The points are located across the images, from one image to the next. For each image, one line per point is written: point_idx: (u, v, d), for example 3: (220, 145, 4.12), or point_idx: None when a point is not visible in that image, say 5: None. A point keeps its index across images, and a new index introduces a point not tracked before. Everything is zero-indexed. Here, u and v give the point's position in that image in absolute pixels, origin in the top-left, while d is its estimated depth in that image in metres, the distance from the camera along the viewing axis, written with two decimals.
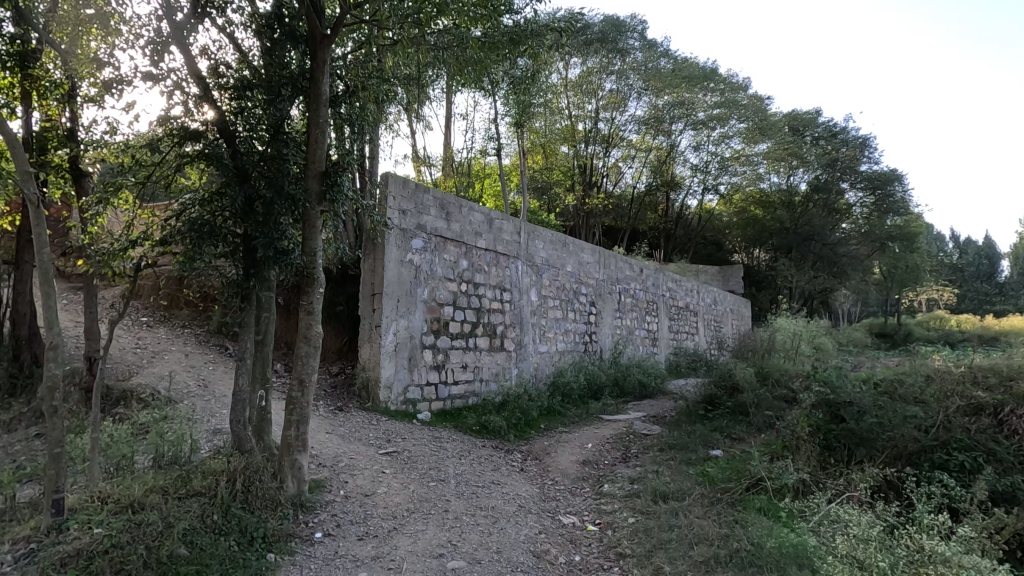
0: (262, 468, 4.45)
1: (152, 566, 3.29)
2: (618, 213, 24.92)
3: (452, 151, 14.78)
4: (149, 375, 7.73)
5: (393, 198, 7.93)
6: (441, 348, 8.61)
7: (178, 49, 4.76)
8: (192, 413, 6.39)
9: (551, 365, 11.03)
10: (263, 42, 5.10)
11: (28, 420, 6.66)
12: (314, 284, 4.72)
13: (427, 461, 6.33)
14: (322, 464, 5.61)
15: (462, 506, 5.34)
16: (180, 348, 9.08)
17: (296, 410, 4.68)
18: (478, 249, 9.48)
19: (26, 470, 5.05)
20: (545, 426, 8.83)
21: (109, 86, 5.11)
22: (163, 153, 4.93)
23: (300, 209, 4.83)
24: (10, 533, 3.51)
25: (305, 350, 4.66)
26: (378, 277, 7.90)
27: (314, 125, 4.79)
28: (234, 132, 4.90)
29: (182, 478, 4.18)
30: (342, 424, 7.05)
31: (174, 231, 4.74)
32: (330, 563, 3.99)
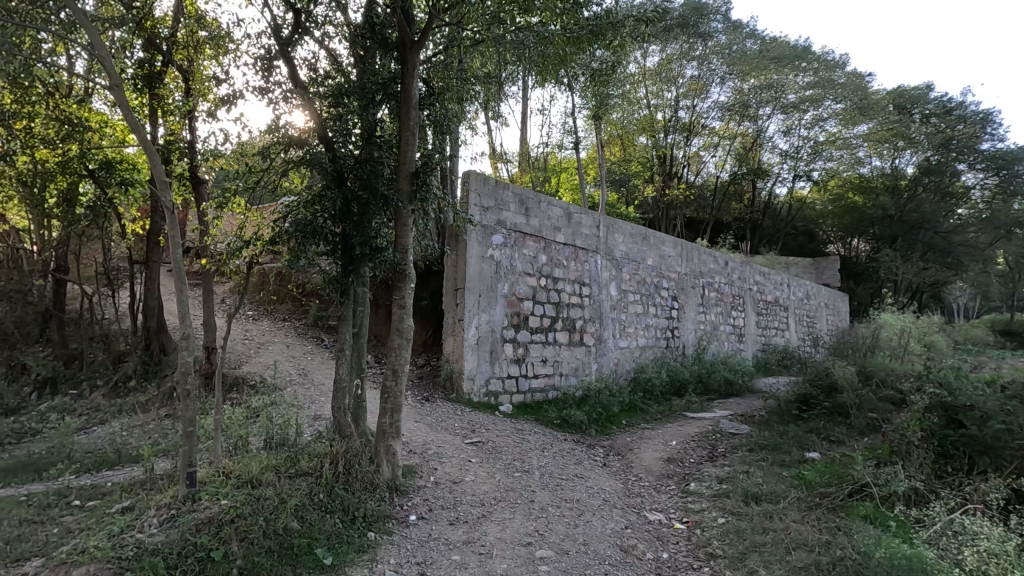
0: (361, 452, 4.75)
1: (270, 537, 3.63)
2: (700, 204, 23.99)
3: (529, 148, 14.80)
4: (257, 364, 8.44)
5: (475, 195, 8.11)
6: (522, 342, 8.74)
7: (284, 64, 5.17)
8: (295, 400, 6.92)
9: (631, 361, 10.87)
10: (357, 51, 5.41)
11: (160, 401, 7.48)
12: (405, 280, 4.95)
13: (511, 452, 6.47)
14: (413, 452, 5.88)
15: (547, 497, 5.42)
16: (282, 340, 9.83)
17: (390, 398, 4.92)
18: (557, 244, 9.50)
19: (160, 446, 5.71)
20: (627, 422, 8.72)
21: (223, 101, 5.63)
22: (271, 159, 5.41)
23: (393, 209, 5.09)
24: (154, 499, 3.97)
25: (398, 342, 4.91)
26: (460, 273, 8.12)
27: (405, 127, 5.02)
28: (331, 138, 5.23)
29: (292, 459, 4.54)
30: (429, 414, 7.35)
31: (282, 231, 5.14)
32: (424, 544, 4.22)
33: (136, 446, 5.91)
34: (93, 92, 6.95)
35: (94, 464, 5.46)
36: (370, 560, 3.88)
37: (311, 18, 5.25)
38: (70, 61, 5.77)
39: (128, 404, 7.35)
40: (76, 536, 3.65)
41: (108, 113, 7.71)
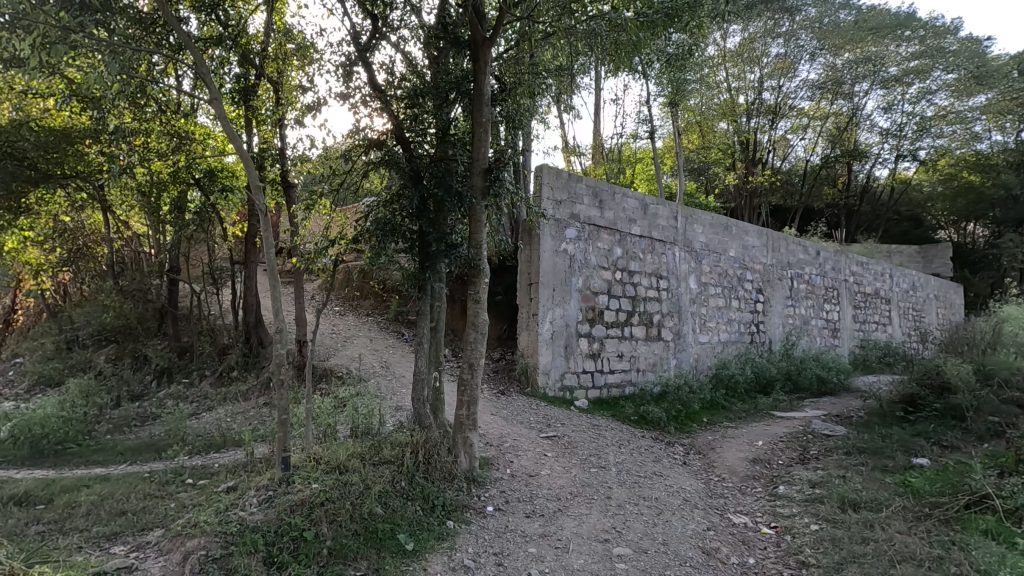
0: (439, 443, 4.88)
1: (357, 520, 3.82)
2: (787, 191, 22.55)
3: (602, 140, 14.54)
4: (343, 357, 8.91)
5: (548, 189, 8.08)
6: (597, 337, 8.63)
7: (363, 69, 5.40)
8: (378, 391, 7.24)
9: (712, 357, 10.44)
10: (431, 52, 5.55)
11: (259, 390, 8.09)
12: (480, 275, 5.03)
13: (587, 447, 6.41)
14: (489, 444, 5.98)
15: (624, 494, 5.32)
16: (366, 334, 10.31)
17: (467, 391, 5.02)
18: (633, 236, 9.27)
19: (259, 432, 6.17)
20: (708, 420, 8.38)
21: (309, 109, 5.97)
22: (352, 162, 5.67)
23: (467, 205, 5.17)
24: (254, 481, 4.31)
25: (473, 336, 5.00)
26: (534, 268, 8.14)
27: (477, 124, 5.08)
28: (407, 139, 5.40)
29: (376, 447, 4.74)
30: (504, 407, 7.43)
31: (364, 229, 5.38)
32: (501, 535, 4.28)
33: (238, 431, 6.44)
34: (198, 107, 7.60)
35: (204, 446, 6.00)
36: (449, 547, 4.00)
37: (387, 23, 5.44)
38: (179, 80, 6.33)
39: (231, 392, 8.02)
40: (189, 511, 4.03)
41: (211, 126, 8.43)
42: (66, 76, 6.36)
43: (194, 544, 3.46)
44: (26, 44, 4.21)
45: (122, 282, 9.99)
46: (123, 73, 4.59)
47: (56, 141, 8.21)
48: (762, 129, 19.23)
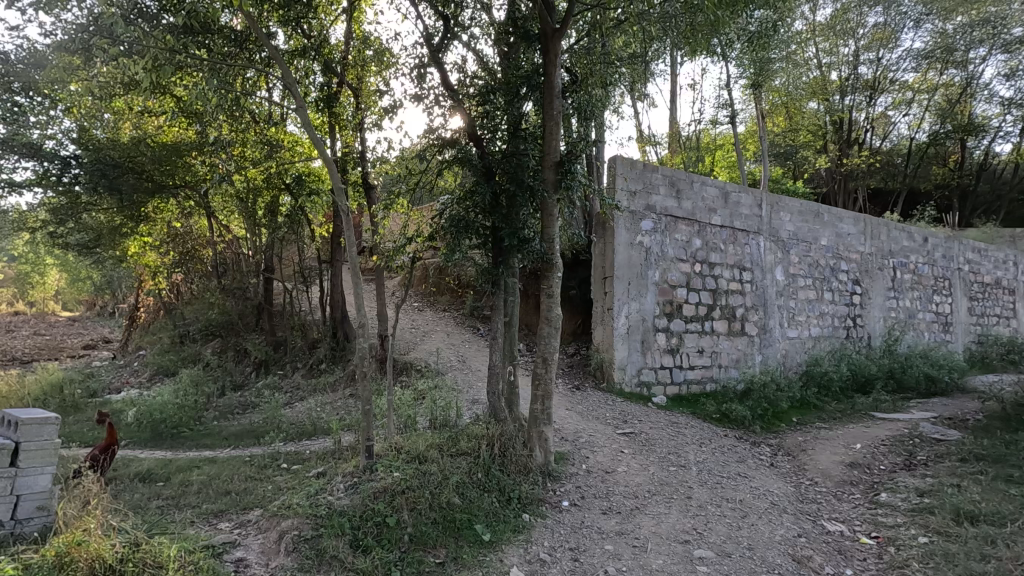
0: (515, 436, 4.92)
1: (435, 509, 3.94)
2: (888, 172, 20.67)
3: (679, 128, 13.99)
4: (422, 350, 9.22)
5: (622, 180, 7.90)
6: (675, 331, 8.35)
7: (436, 70, 5.53)
8: (455, 384, 7.43)
9: (802, 353, 9.82)
10: (501, 48, 5.58)
11: (345, 382, 8.54)
12: (553, 269, 5.01)
13: (666, 445, 6.23)
14: (565, 439, 5.96)
15: (706, 494, 5.13)
16: (443, 329, 10.60)
17: (541, 386, 5.02)
18: (713, 226, 8.87)
19: (346, 422, 6.52)
20: (798, 420, 7.88)
21: (387, 112, 6.21)
22: (428, 161, 5.83)
23: (539, 199, 5.16)
24: (341, 468, 4.55)
25: (547, 330, 4.99)
26: (609, 261, 8.00)
27: (548, 117, 5.05)
28: (479, 136, 5.47)
29: (454, 439, 4.86)
30: (580, 402, 7.37)
31: (439, 227, 5.52)
32: (577, 531, 4.26)
33: (327, 420, 6.84)
34: (287, 116, 8.11)
35: (297, 434, 6.43)
36: (525, 540, 4.04)
37: (458, 23, 5.52)
38: (270, 92, 6.77)
39: (321, 384, 8.53)
40: (284, 493, 4.33)
41: (299, 134, 8.98)
42: (173, 94, 6.99)
43: (289, 524, 3.70)
44: (140, 68, 4.67)
45: (225, 281, 10.89)
46: (221, 88, 5.00)
47: (167, 155, 9.09)
48: (859, 107, 17.71)
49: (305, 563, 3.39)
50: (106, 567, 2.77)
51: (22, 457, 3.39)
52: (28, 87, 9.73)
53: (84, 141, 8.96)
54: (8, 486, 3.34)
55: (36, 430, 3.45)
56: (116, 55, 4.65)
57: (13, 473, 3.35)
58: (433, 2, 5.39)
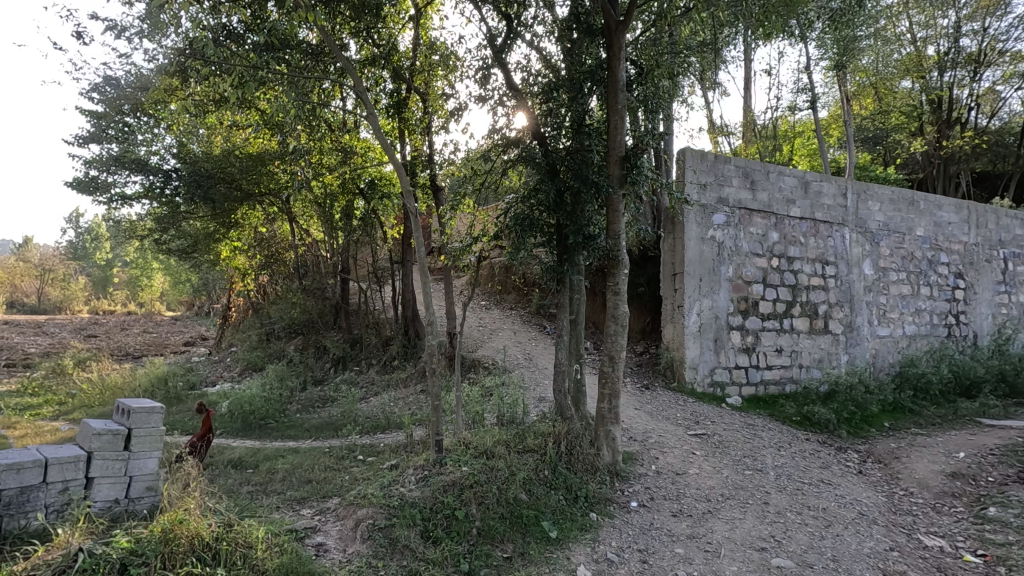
0: (581, 435, 4.89)
1: (503, 503, 4.00)
2: (997, 154, 17.93)
3: (754, 116, 13.28)
4: (489, 348, 9.34)
5: (692, 172, 7.63)
6: (751, 329, 7.98)
7: (501, 71, 5.61)
8: (522, 382, 7.49)
9: (894, 353, 9.11)
10: (565, 44, 5.56)
11: (416, 378, 8.83)
12: (618, 266, 4.95)
13: (741, 448, 5.97)
14: (633, 438, 5.85)
15: (785, 501, 4.86)
16: (510, 327, 10.69)
17: (608, 384, 4.95)
18: (792, 219, 8.39)
19: (417, 416, 6.75)
20: (890, 425, 7.30)
21: (453, 115, 6.34)
22: (493, 161, 5.91)
23: (605, 195, 5.10)
24: (412, 461, 4.71)
25: (614, 328, 4.93)
26: (678, 257, 7.76)
27: (613, 111, 4.98)
28: (544, 134, 5.48)
29: (520, 435, 4.88)
30: (649, 402, 7.22)
31: (504, 226, 5.57)
32: (646, 532, 4.18)
33: (400, 415, 7.10)
34: (360, 124, 8.47)
35: (372, 427, 6.73)
36: (592, 539, 4.02)
37: (522, 22, 5.55)
38: (343, 101, 7.08)
39: (393, 379, 8.86)
40: (360, 483, 4.54)
41: (371, 140, 9.34)
42: (257, 108, 7.47)
43: (364, 513, 3.87)
44: (229, 85, 5.06)
45: (305, 281, 11.53)
46: (300, 100, 5.33)
47: (253, 165, 9.75)
48: (961, 83, 15.38)
49: (379, 551, 3.54)
50: (205, 544, 3.02)
51: (134, 442, 3.76)
52: (135, 108, 10.76)
53: (182, 154, 9.81)
54: (123, 467, 3.72)
55: (145, 418, 3.80)
56: (208, 74, 5.05)
57: (126, 456, 3.72)
58: (497, 3, 5.46)
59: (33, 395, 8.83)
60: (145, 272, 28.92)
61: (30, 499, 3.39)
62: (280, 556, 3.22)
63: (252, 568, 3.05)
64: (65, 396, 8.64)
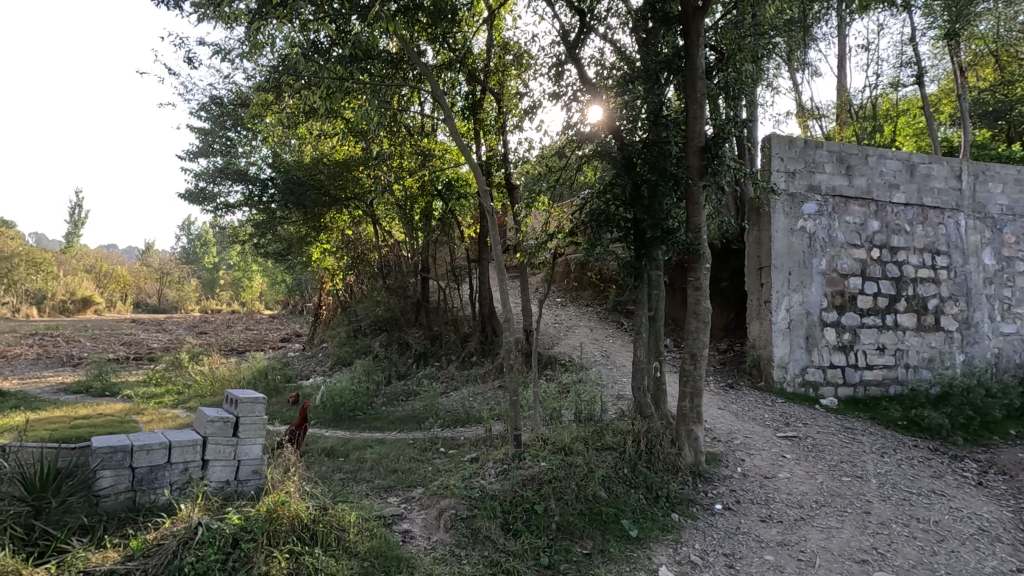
0: (662, 434, 4.78)
1: (581, 500, 4.00)
2: None
3: (849, 96, 12.29)
4: (565, 345, 9.32)
5: (779, 160, 7.19)
6: (849, 326, 7.42)
7: (575, 66, 5.61)
8: (599, 379, 7.42)
9: (1021, 352, 8.14)
10: (639, 35, 5.44)
11: (494, 373, 8.98)
12: (700, 261, 4.81)
13: (838, 452, 5.58)
14: (717, 439, 5.62)
15: (889, 511, 4.50)
16: (587, 324, 10.62)
17: (690, 382, 4.81)
18: (894, 205, 7.70)
19: (495, 411, 6.88)
20: (1017, 433, 6.52)
21: (527, 114, 6.40)
22: (568, 157, 5.90)
23: (684, 187, 4.95)
24: (492, 455, 4.81)
25: (695, 325, 4.78)
26: (764, 249, 7.37)
27: (692, 100, 4.83)
28: (620, 127, 5.36)
29: (599, 433, 4.85)
30: (734, 401, 6.91)
31: (579, 222, 5.52)
32: (732, 537, 4.03)
33: (479, 410, 7.27)
34: (437, 127, 8.72)
35: (452, 421, 6.94)
36: (675, 541, 3.92)
37: (595, 16, 5.48)
38: (422, 106, 7.33)
39: (472, 375, 9.08)
40: (442, 475, 4.71)
41: (449, 142, 9.58)
42: (343, 117, 7.93)
43: (447, 503, 3.99)
44: (318, 96, 5.41)
45: (388, 281, 12.03)
46: (381, 106, 5.62)
47: (340, 170, 10.29)
48: None
49: (462, 540, 3.65)
50: (304, 525, 3.26)
51: (241, 429, 4.12)
52: (236, 123, 11.72)
53: (277, 164, 10.66)
54: (232, 452, 4.08)
55: (250, 408, 4.16)
56: (299, 88, 5.44)
57: (235, 441, 4.08)
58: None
59: (157, 385, 9.91)
60: (246, 274, 31.31)
61: (158, 477, 3.80)
62: (371, 540, 3.41)
63: (346, 549, 3.26)
64: (182, 386, 9.61)
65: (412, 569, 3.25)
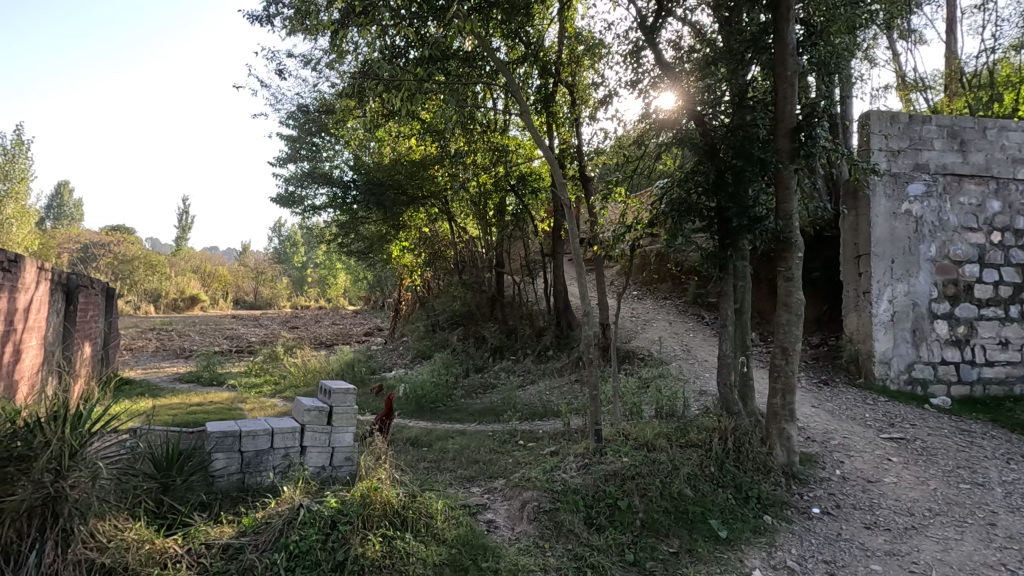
0: (750, 432, 4.57)
1: (666, 497, 3.91)
2: None
3: (962, 63, 11.10)
4: (644, 339, 9.12)
5: (880, 137, 6.66)
6: (964, 318, 6.72)
7: (653, 51, 5.46)
8: (681, 374, 7.20)
9: None
10: (722, 14, 5.18)
11: (570, 367, 8.96)
12: (792, 250, 4.52)
13: (953, 457, 5.08)
14: (812, 439, 5.29)
15: (1018, 523, 4.04)
16: (665, 317, 10.32)
17: (781, 378, 4.56)
18: (1020, 183, 6.87)
19: (573, 406, 6.86)
20: None
21: (603, 104, 6.29)
22: (646, 146, 5.74)
23: (772, 172, 4.70)
24: (572, 448, 4.80)
25: (786, 318, 4.52)
26: (863, 235, 6.84)
27: (781, 79, 4.53)
28: (701, 112, 5.15)
29: (682, 429, 4.72)
30: (829, 399, 6.46)
31: (659, 212, 5.36)
32: (832, 543, 3.78)
33: (556, 403, 7.28)
34: (510, 123, 8.77)
35: (530, 414, 7.00)
36: (768, 544, 3.74)
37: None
38: (496, 103, 7.39)
39: (549, 369, 9.10)
40: (523, 467, 4.76)
41: (522, 137, 9.59)
42: (420, 118, 8.13)
43: (529, 495, 4.03)
44: (398, 98, 5.56)
45: (465, 276, 12.27)
46: (456, 105, 5.73)
47: (416, 170, 10.55)
48: None
49: (546, 533, 3.67)
50: (395, 511, 3.41)
51: (335, 417, 4.37)
52: (320, 129, 12.41)
53: (359, 167, 11.12)
54: (327, 439, 4.33)
55: (343, 398, 4.41)
56: (380, 92, 5.63)
57: (330, 429, 4.34)
58: None
59: (257, 375, 10.76)
60: (332, 272, 33.20)
61: (263, 460, 4.10)
62: (457, 528, 3.52)
63: (434, 536, 3.39)
64: (279, 377, 10.35)
65: (498, 558, 3.32)
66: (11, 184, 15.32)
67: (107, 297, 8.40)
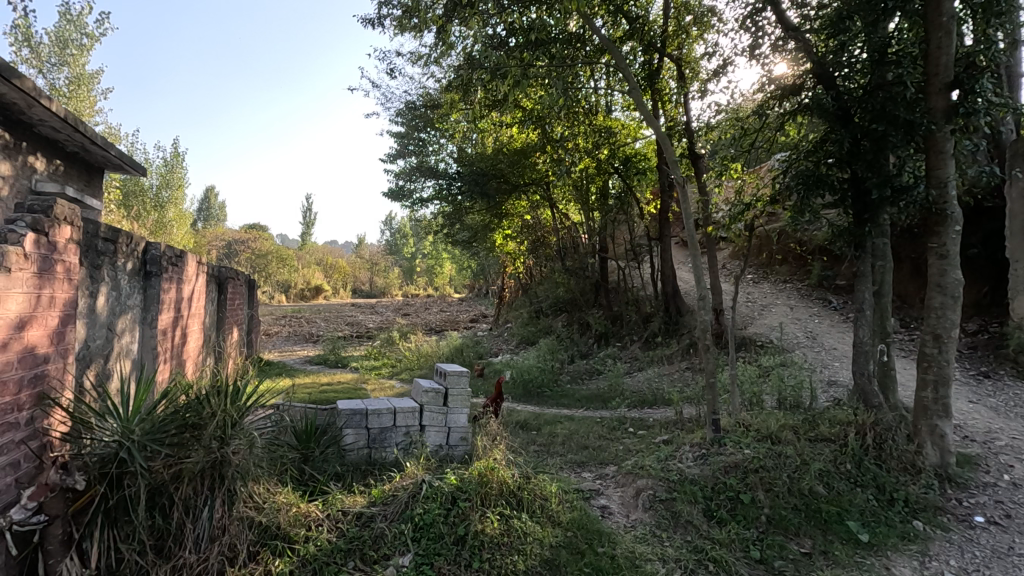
0: (895, 428, 4.13)
1: (795, 494, 3.64)
2: None
3: None
4: (762, 325, 8.55)
5: None
6: None
7: (774, 12, 5.07)
8: (806, 362, 6.66)
9: None
10: None
11: (681, 354, 8.64)
12: (948, 222, 3.97)
13: None
14: (971, 439, 4.66)
15: None
16: (786, 302, 9.57)
17: (933, 369, 4.06)
18: None
19: (685, 394, 6.59)
20: None
21: (716, 75, 5.91)
22: (766, 117, 5.34)
23: (921, 135, 4.14)
24: (687, 438, 4.63)
25: (939, 300, 3.99)
26: None
27: (934, 27, 3.94)
28: (833, 74, 4.67)
29: (811, 422, 4.38)
30: (991, 394, 5.65)
31: (783, 187, 4.96)
32: (1002, 557, 3.30)
33: (667, 391, 7.06)
34: (612, 104, 8.57)
35: (639, 402, 6.85)
36: (920, 552, 3.34)
37: None
38: (599, 83, 7.22)
39: (657, 356, 8.83)
40: (635, 455, 4.68)
41: (624, 116, 9.38)
42: (523, 105, 8.17)
43: (644, 483, 3.95)
44: (503, 86, 5.60)
45: (568, 262, 12.21)
46: (561, 90, 5.68)
47: (518, 158, 10.73)
48: None
49: (663, 522, 3.58)
50: (511, 491, 3.50)
51: (450, 399, 4.56)
52: (426, 124, 12.93)
53: (462, 158, 11.45)
54: (443, 419, 4.55)
55: (456, 380, 4.59)
56: (485, 82, 5.72)
57: (445, 410, 4.54)
58: None
59: (375, 359, 11.54)
60: (439, 261, 34.75)
61: (387, 437, 4.39)
62: (571, 512, 3.55)
63: (550, 518, 3.44)
64: (395, 360, 11.01)
65: (614, 543, 3.29)
66: (172, 190, 17.70)
67: (250, 287, 9.40)
